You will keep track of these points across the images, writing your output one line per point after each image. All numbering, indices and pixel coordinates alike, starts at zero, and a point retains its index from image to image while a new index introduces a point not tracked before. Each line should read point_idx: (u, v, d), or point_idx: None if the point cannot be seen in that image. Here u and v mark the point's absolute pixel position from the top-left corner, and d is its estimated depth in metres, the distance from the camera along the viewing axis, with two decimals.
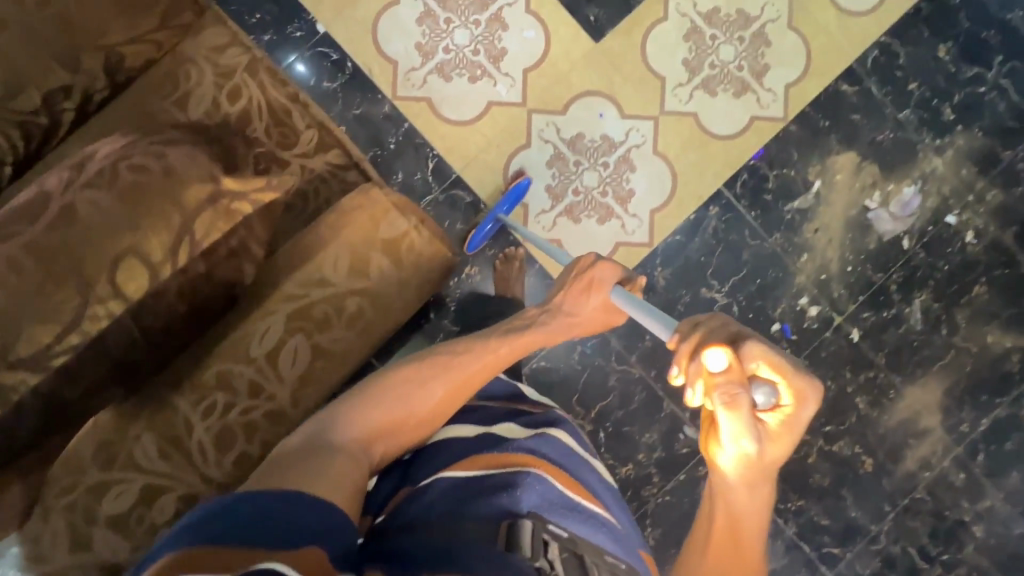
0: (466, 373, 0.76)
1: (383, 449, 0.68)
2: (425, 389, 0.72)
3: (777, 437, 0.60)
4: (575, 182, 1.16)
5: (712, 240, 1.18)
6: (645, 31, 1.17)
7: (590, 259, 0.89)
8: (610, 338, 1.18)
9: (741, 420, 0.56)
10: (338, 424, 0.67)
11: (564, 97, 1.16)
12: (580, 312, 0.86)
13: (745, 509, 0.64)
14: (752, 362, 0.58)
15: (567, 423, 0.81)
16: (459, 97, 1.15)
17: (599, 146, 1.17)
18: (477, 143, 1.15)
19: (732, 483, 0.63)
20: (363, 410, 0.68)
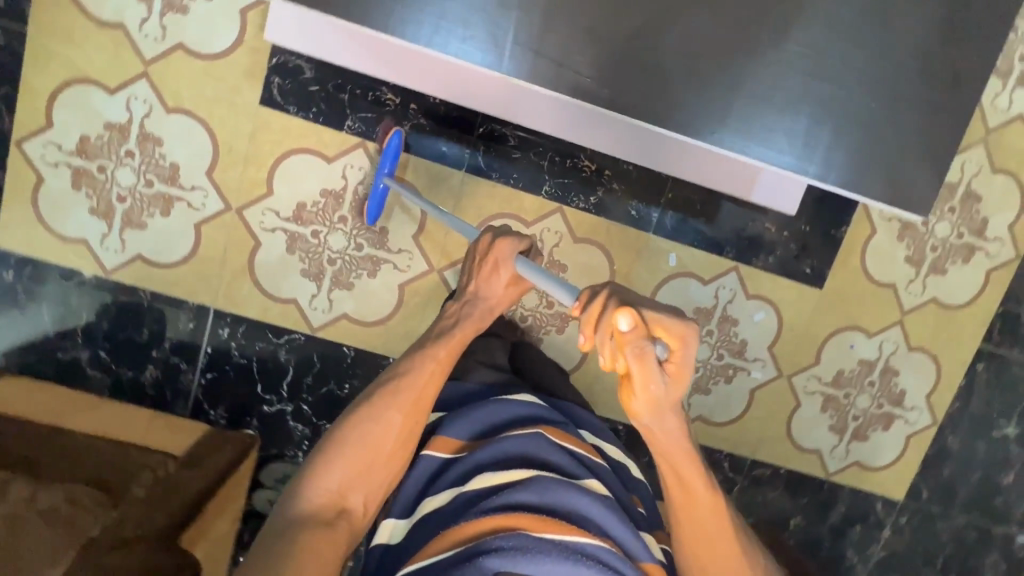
0: (411, 397, 0.75)
1: (365, 497, 0.72)
2: (378, 428, 0.73)
3: (680, 381, 0.59)
4: (851, 410, 1.26)
5: (987, 390, 1.26)
6: (861, 251, 1.18)
7: (489, 242, 0.79)
8: (930, 507, 1.32)
9: (649, 371, 0.56)
10: (312, 479, 0.70)
11: (813, 349, 1.22)
12: (495, 297, 0.82)
13: (697, 477, 0.66)
14: (665, 332, 0.56)
15: (558, 453, 0.69)
16: (724, 400, 1.23)
17: (860, 371, 1.24)
18: (757, 426, 1.25)
19: (672, 473, 0.65)
20: (328, 474, 0.71)
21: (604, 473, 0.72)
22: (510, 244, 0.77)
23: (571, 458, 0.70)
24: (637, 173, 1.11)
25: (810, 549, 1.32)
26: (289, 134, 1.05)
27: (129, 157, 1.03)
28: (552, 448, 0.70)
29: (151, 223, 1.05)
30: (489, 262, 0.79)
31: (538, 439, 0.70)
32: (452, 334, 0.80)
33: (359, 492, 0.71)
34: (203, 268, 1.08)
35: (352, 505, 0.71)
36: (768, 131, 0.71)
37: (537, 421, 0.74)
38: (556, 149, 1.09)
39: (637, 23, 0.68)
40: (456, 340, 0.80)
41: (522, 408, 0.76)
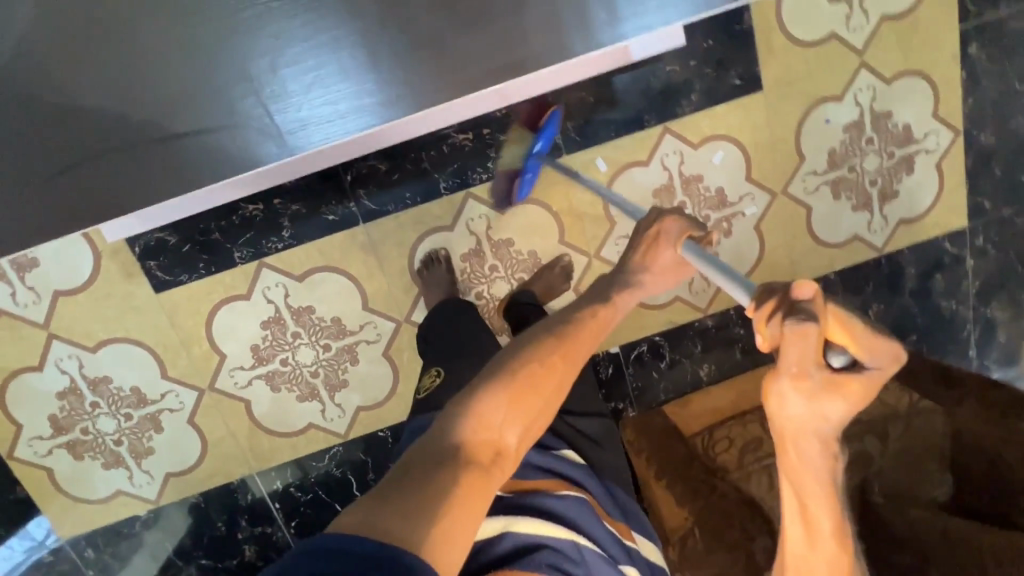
0: (579, 348, 0.60)
1: (518, 436, 0.54)
2: (547, 376, 0.57)
3: (853, 399, 0.44)
4: (866, 178, 1.14)
5: (994, 66, 1.10)
6: (779, 25, 1.03)
7: (659, 219, 0.67)
8: (1001, 211, 1.20)
9: (802, 353, 0.42)
10: (485, 406, 0.54)
11: (792, 148, 1.10)
12: (657, 278, 0.67)
13: (830, 528, 0.52)
14: (866, 355, 0.43)
15: (597, 525, 0.64)
16: (737, 252, 1.14)
17: (851, 136, 1.11)
18: (784, 254, 1.16)
19: (802, 514, 0.52)
20: (500, 409, 0.54)
21: (636, 563, 0.68)
22: (676, 220, 0.66)
23: (610, 537, 0.65)
24: (514, 109, 1.01)
25: (903, 323, 1.24)
26: (199, 299, 1.02)
27: (96, 406, 1.05)
28: (596, 521, 0.64)
29: (156, 443, 1.08)
30: (649, 241, 0.67)
31: (583, 505, 0.65)
32: (612, 298, 0.65)
33: (512, 438, 0.54)
34: (223, 449, 1.11)
35: (509, 448, 0.54)
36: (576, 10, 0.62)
37: (582, 489, 0.69)
38: (425, 145, 1.01)
39: (366, 13, 0.59)
40: (614, 306, 0.65)
41: (570, 470, 0.71)
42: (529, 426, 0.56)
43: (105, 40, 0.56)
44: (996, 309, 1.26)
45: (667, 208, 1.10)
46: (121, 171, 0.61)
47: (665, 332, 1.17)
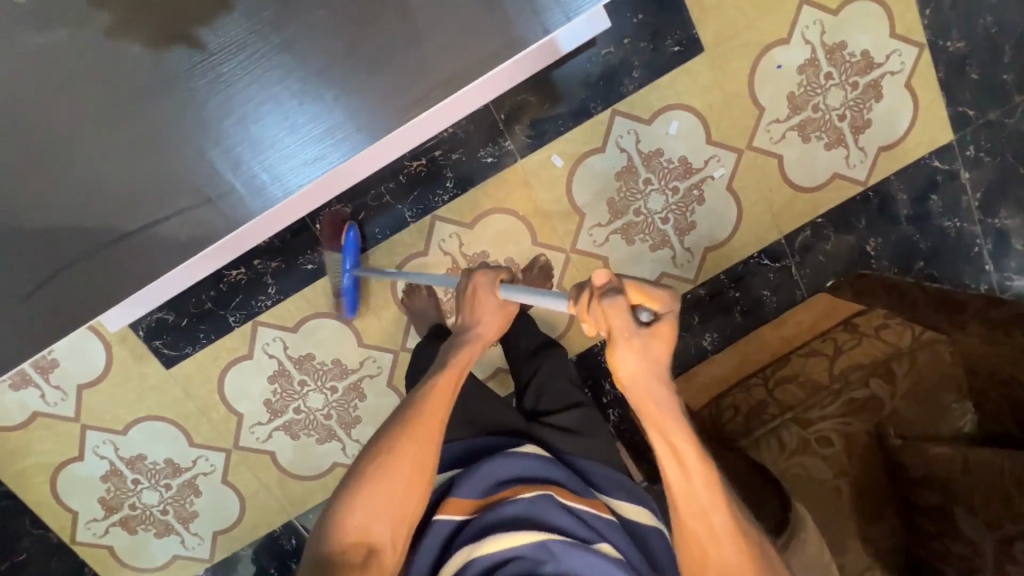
0: (429, 420, 0.66)
1: (394, 527, 0.62)
2: (407, 455, 0.63)
3: (660, 340, 0.56)
4: (834, 114, 1.10)
5: None
6: None
7: (472, 277, 0.74)
8: (990, 116, 1.13)
9: (619, 321, 0.54)
10: (358, 507, 0.61)
11: (749, 102, 1.08)
12: (485, 324, 0.74)
13: (704, 488, 0.55)
14: (655, 303, 0.56)
15: (563, 515, 0.68)
16: (714, 217, 1.12)
17: (808, 76, 1.08)
18: (764, 209, 1.13)
19: (683, 472, 0.56)
20: (376, 488, 0.62)
21: (618, 537, 0.70)
22: (487, 271, 0.73)
23: (579, 521, 0.69)
24: (461, 128, 1.03)
25: (908, 254, 1.18)
26: (206, 367, 1.08)
27: (138, 482, 1.12)
28: (561, 512, 0.69)
29: (198, 507, 1.15)
30: (471, 295, 0.74)
31: (546, 500, 0.69)
32: (458, 357, 0.71)
33: (385, 527, 0.62)
34: (259, 501, 1.16)
35: (381, 541, 0.61)
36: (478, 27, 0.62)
37: (547, 483, 0.73)
38: (381, 178, 1.04)
39: (283, 82, 0.62)
40: (455, 367, 0.70)
41: (533, 466, 0.75)
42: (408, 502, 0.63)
43: (61, 167, 0.61)
44: (1010, 219, 1.18)
45: (633, 188, 1.09)
46: (91, 274, 0.63)
47: None
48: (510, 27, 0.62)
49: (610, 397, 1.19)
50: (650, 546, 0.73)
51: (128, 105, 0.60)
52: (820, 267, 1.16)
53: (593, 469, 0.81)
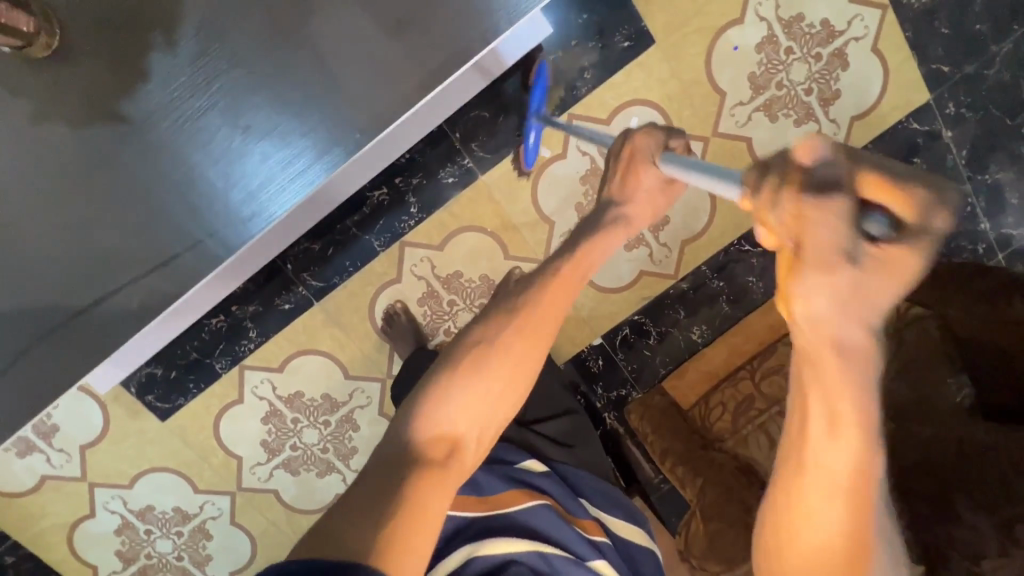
0: (546, 305, 0.56)
1: (478, 430, 0.52)
2: (507, 352, 0.54)
3: (895, 275, 0.31)
4: (800, 88, 1.07)
5: None
6: None
7: (631, 136, 0.61)
8: (965, 69, 1.08)
9: (826, 237, 0.31)
10: (438, 405, 0.51)
11: (709, 88, 1.05)
12: (636, 206, 0.62)
13: (847, 480, 0.36)
14: (903, 208, 0.31)
15: (562, 526, 0.65)
16: (686, 210, 1.12)
17: (767, 55, 1.05)
18: None
19: (848, 472, 0.35)
20: (462, 390, 0.52)
21: (609, 555, 0.68)
22: (651, 134, 0.60)
23: (577, 534, 0.66)
24: (416, 151, 1.02)
25: None
26: (201, 415, 1.10)
27: (151, 532, 1.15)
28: (562, 523, 0.65)
29: (211, 550, 1.17)
30: (626, 159, 0.61)
31: (547, 509, 0.66)
32: (593, 239, 0.60)
33: (473, 425, 0.52)
34: (269, 539, 1.18)
35: (468, 438, 0.52)
36: (399, 67, 0.61)
37: (545, 493, 0.69)
38: (345, 211, 1.04)
39: (214, 147, 0.62)
40: (584, 254, 0.59)
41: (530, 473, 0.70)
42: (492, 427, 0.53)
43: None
44: (1002, 172, 1.12)
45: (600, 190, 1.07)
46: (45, 361, 0.62)
47: (643, 308, 1.15)
48: (431, 61, 0.61)
49: (603, 401, 1.18)
50: (634, 560, 0.73)
51: (57, 192, 0.60)
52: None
53: (586, 478, 0.78)
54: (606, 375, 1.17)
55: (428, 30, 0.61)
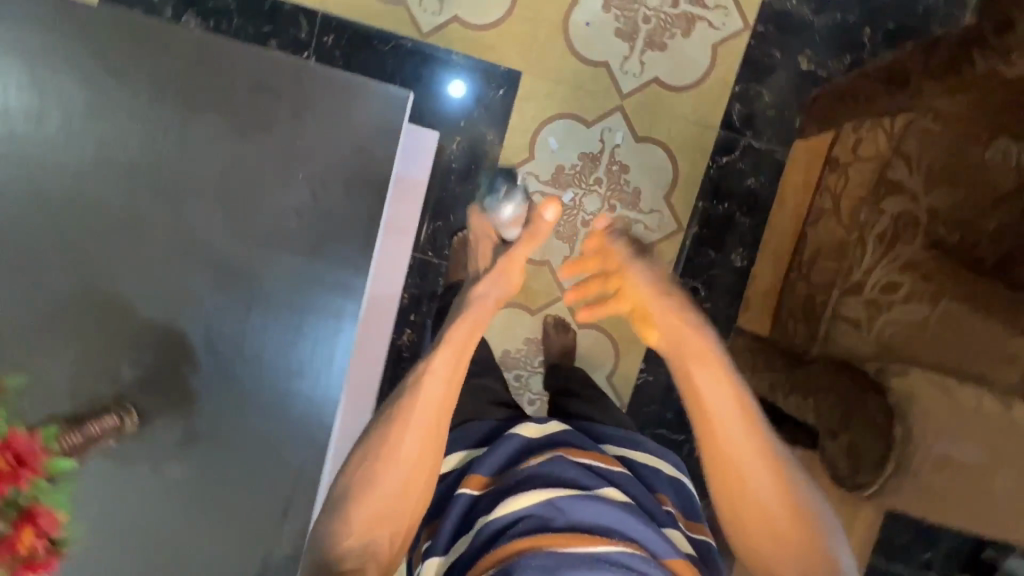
0: (474, 317, 0.67)
1: (405, 501, 0.58)
2: (456, 328, 0.65)
3: None
4: (666, 6, 1.07)
5: None
6: (481, 29, 1.08)
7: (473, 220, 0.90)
8: None
9: None
10: (407, 400, 0.60)
11: (591, 67, 1.09)
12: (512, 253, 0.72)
13: (693, 338, 0.62)
14: None
15: (572, 466, 0.63)
16: (648, 172, 1.12)
17: (618, 7, 1.07)
18: (680, 125, 1.11)
19: (718, 402, 0.59)
20: (432, 364, 0.62)
21: (625, 488, 0.64)
22: (480, 218, 0.88)
23: (588, 471, 0.63)
24: (412, 288, 1.15)
25: (847, 34, 1.07)
26: None
27: None
28: (571, 465, 0.63)
29: None
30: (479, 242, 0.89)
31: (557, 458, 0.63)
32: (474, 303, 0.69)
33: (395, 496, 0.58)
34: None
35: (390, 518, 0.57)
36: (338, 273, 0.76)
37: (557, 445, 0.67)
38: (393, 366, 1.17)
39: (258, 389, 0.76)
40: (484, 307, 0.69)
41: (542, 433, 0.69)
42: (418, 483, 0.58)
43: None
44: None
45: (568, 211, 1.12)
46: None
47: (676, 271, 1.15)
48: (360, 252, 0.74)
49: None
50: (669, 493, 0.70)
51: (206, 511, 0.77)
52: (775, 123, 1.10)
53: (606, 428, 0.76)
54: None
55: (341, 238, 0.76)
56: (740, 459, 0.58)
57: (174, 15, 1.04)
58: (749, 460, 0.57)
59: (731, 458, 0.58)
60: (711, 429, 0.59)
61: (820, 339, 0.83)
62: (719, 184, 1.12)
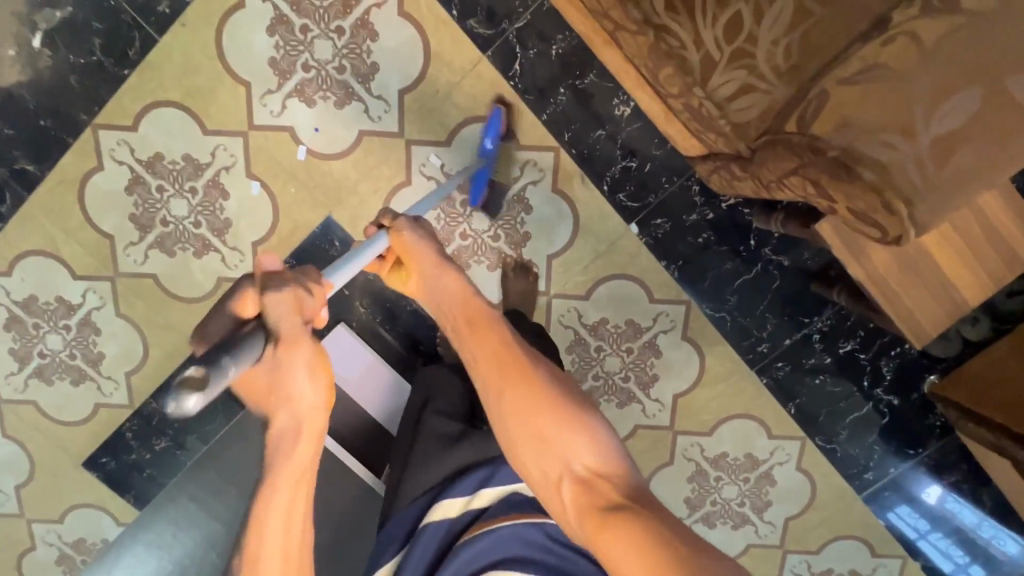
0: (309, 424, 0.48)
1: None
2: (277, 460, 0.49)
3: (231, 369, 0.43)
4: (340, 43, 0.98)
5: None
6: (273, 231, 1.06)
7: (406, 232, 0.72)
8: None
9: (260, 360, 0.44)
10: (262, 492, 0.49)
11: (358, 150, 1.02)
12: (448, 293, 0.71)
13: (486, 332, 0.67)
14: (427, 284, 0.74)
15: (493, 544, 0.69)
16: (484, 150, 1.02)
17: (316, 90, 1.00)
18: (458, 94, 1.00)
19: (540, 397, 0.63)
20: (270, 490, 0.49)
21: (536, 541, 0.70)
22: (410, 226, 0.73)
23: (511, 543, 0.69)
24: None
25: None
26: None
27: None
28: (489, 539, 0.69)
29: (847, 568, 1.24)
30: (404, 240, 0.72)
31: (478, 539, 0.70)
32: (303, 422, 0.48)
33: None
34: (841, 519, 1.22)
35: None
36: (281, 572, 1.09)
37: (480, 510, 0.72)
38: None
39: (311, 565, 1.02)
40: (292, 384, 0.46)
41: (474, 506, 0.73)
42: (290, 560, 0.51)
43: None
44: None
45: (475, 245, 1.07)
46: None
47: (596, 178, 1.04)
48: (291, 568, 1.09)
49: (705, 207, 1.05)
50: None
51: None
52: None
53: None
54: (673, 208, 1.05)
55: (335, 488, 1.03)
56: (522, 408, 0.62)
57: (150, 450, 1.18)
58: (560, 425, 0.61)
59: (524, 404, 0.62)
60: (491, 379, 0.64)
61: (730, 137, 0.68)
62: (538, 85, 0.99)
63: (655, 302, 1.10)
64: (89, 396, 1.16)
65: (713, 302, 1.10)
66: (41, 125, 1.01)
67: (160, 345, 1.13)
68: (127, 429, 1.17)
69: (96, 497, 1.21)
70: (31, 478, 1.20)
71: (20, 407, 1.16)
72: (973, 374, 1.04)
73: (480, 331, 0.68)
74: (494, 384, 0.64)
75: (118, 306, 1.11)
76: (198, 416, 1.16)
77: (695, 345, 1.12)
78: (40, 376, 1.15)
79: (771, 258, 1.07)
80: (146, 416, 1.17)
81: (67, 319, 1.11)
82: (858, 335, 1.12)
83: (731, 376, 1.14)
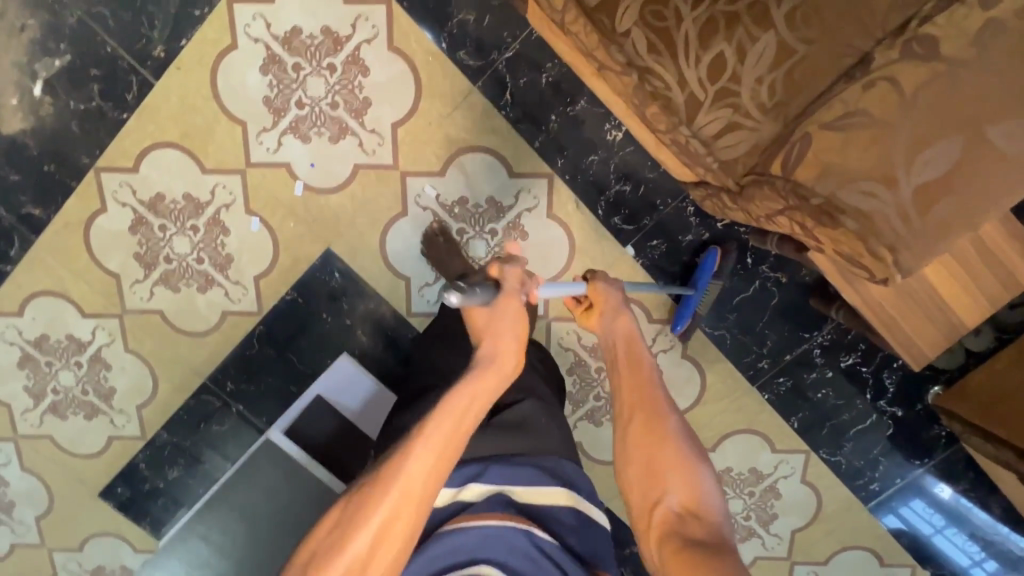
0: (483, 391, 0.63)
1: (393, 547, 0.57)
2: (448, 407, 0.61)
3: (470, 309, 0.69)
4: (333, 80, 0.99)
5: (164, 17, 0.98)
6: (274, 265, 1.08)
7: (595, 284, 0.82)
8: None
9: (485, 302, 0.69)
10: (414, 438, 0.59)
11: (354, 183, 1.03)
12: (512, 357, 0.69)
13: (647, 380, 0.76)
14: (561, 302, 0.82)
15: (470, 539, 0.64)
16: (479, 180, 1.03)
17: (311, 127, 1.01)
18: (451, 125, 1.00)
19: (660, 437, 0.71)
20: (419, 443, 0.58)
21: (514, 548, 0.64)
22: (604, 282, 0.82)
23: (489, 540, 0.64)
24: None
25: None
26: None
27: None
28: (466, 533, 0.64)
29: None
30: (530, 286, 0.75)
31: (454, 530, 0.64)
32: (478, 391, 0.63)
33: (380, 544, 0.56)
34: (848, 528, 1.22)
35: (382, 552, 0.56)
36: None
37: (460, 505, 0.68)
38: None
39: None
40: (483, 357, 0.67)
41: (453, 501, 0.69)
42: (407, 508, 0.57)
43: None
44: None
45: None
46: None
47: (591, 202, 1.04)
48: None
49: (701, 228, 1.05)
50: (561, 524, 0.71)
51: None
52: (500, 25, 0.96)
53: (520, 460, 0.74)
54: (668, 229, 1.05)
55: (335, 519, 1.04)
56: (647, 445, 0.71)
57: (163, 479, 1.21)
58: (672, 466, 0.70)
59: (648, 447, 0.71)
60: (630, 415, 0.74)
61: (717, 175, 0.67)
62: (530, 114, 0.99)
63: (654, 322, 1.10)
64: (103, 429, 1.19)
65: (712, 320, 1.10)
66: (46, 171, 1.04)
67: (170, 378, 1.15)
68: (140, 460, 1.20)
69: (113, 525, 1.24)
70: (50, 509, 1.24)
71: (37, 442, 1.20)
72: (976, 387, 1.03)
73: (647, 378, 0.76)
74: (632, 415, 0.73)
75: (127, 342, 1.13)
76: (208, 446, 1.18)
77: (695, 363, 1.13)
78: (55, 412, 1.18)
79: (768, 276, 1.07)
80: (158, 447, 1.19)
81: (79, 355, 1.14)
82: (859, 349, 1.11)
83: (732, 392, 1.14)
